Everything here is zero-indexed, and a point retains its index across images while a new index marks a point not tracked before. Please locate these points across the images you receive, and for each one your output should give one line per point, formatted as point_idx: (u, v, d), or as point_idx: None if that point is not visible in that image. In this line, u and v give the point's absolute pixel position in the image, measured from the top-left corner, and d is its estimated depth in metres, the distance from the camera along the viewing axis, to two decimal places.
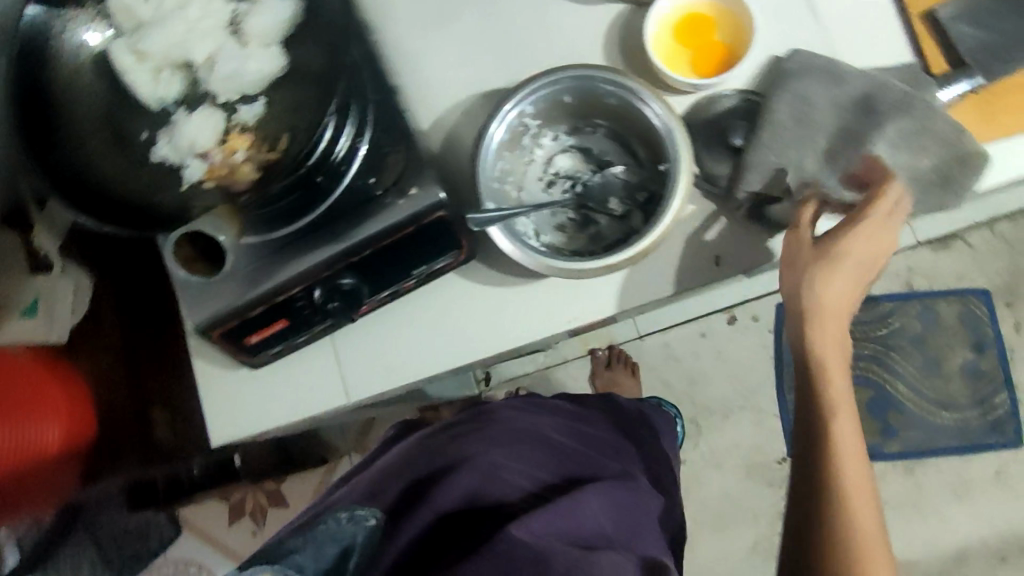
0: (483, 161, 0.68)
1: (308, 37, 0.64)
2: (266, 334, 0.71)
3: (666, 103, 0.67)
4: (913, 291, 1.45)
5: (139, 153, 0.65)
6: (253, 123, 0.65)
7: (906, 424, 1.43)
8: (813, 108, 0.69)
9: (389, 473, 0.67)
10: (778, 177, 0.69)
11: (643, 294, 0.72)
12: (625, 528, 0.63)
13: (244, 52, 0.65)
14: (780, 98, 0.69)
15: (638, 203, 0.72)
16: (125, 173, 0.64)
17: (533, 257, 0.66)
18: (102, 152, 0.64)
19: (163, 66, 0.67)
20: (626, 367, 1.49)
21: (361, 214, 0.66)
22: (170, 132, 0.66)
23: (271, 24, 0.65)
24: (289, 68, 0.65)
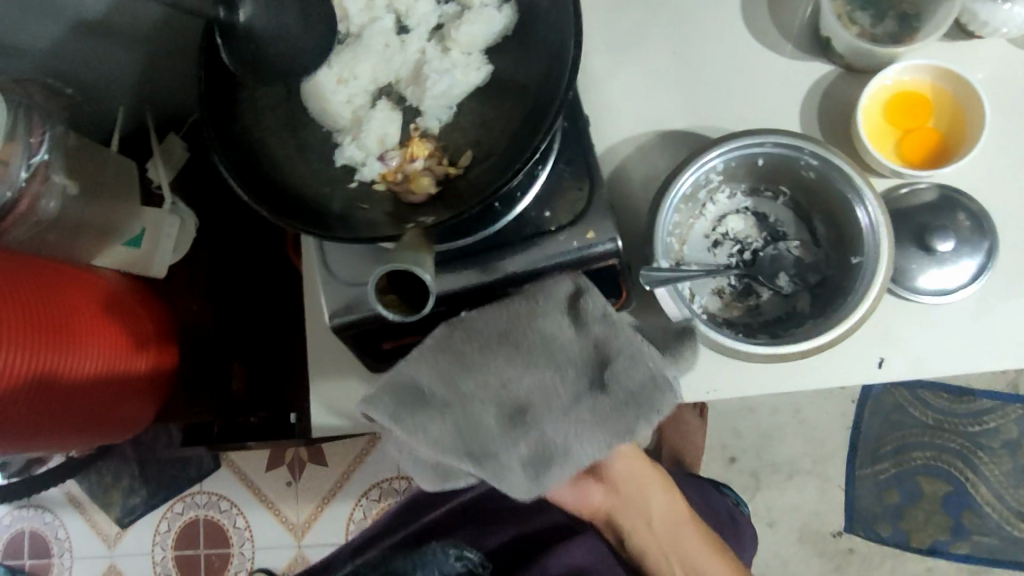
0: (665, 213, 0.64)
1: (516, 55, 0.61)
2: (398, 343, 0.68)
3: (880, 197, 0.61)
4: (1017, 394, 1.39)
5: (313, 141, 0.62)
6: (436, 131, 0.61)
7: (977, 527, 1.39)
8: None
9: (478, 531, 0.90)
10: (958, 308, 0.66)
11: (797, 381, 0.67)
12: None
13: (445, 58, 0.62)
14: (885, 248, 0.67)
15: (808, 285, 0.67)
16: (294, 158, 0.61)
17: (700, 328, 0.61)
18: (275, 132, 0.61)
19: (350, 52, 0.62)
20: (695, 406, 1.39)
21: (529, 245, 0.63)
22: (346, 125, 0.62)
23: (479, 33, 0.61)
24: (488, 83, 0.61)
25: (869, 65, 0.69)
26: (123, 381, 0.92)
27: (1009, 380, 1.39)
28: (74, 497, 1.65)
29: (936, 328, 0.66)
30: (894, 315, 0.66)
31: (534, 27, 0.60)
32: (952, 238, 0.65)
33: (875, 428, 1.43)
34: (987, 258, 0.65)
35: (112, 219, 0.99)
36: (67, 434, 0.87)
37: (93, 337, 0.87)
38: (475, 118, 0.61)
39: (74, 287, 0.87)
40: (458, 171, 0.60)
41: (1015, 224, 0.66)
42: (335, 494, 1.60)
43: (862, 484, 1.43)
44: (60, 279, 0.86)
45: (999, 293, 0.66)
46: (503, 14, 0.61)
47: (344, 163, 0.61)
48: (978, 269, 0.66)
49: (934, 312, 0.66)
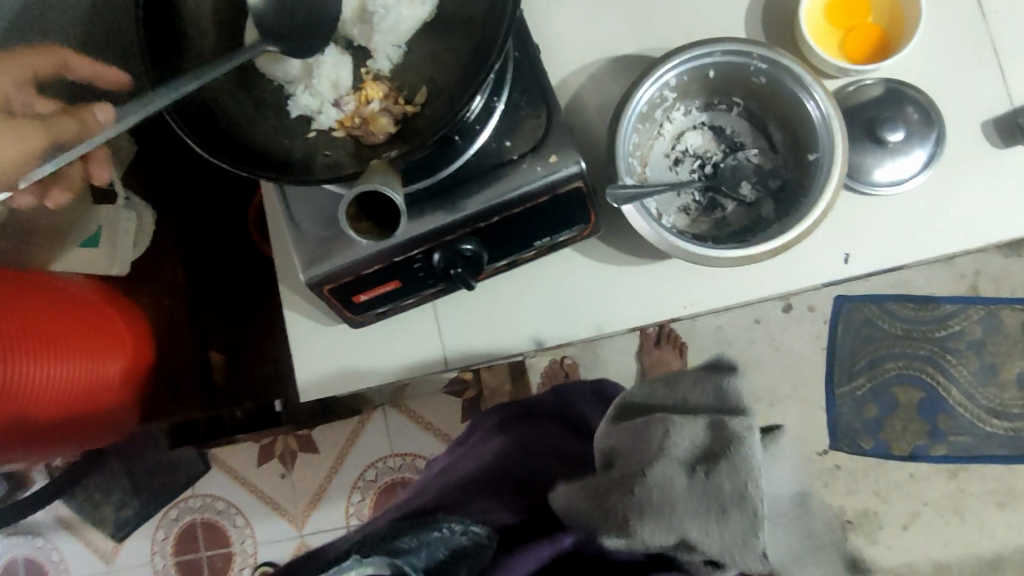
0: (624, 131, 0.64)
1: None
2: (376, 295, 0.68)
3: (829, 92, 0.62)
4: (977, 296, 1.45)
5: (265, 96, 0.61)
6: (389, 70, 0.61)
7: (952, 428, 1.45)
8: None
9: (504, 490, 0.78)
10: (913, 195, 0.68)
11: (767, 285, 0.69)
12: None
13: None
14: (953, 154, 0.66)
15: (770, 191, 0.68)
16: (249, 113, 0.59)
17: (668, 239, 0.62)
18: (223, 87, 0.59)
19: None
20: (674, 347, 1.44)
21: (494, 177, 0.63)
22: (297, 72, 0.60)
23: None
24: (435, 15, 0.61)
25: None
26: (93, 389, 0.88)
27: (969, 284, 1.45)
28: (66, 519, 1.62)
29: (893, 219, 0.68)
30: (852, 210, 0.68)
31: None
32: (901, 128, 0.67)
33: (848, 346, 1.48)
34: (935, 146, 0.68)
35: (67, 220, 0.99)
36: (33, 441, 0.84)
37: (52, 339, 0.82)
38: (427, 55, 0.61)
39: (41, 289, 0.86)
40: (416, 107, 0.60)
41: (961, 109, 0.68)
42: (326, 486, 1.60)
43: (842, 401, 1.48)
44: (25, 282, 0.85)
45: (952, 178, 0.68)
46: None
47: (300, 114, 0.61)
48: (928, 158, 0.68)
49: (891, 203, 0.68)
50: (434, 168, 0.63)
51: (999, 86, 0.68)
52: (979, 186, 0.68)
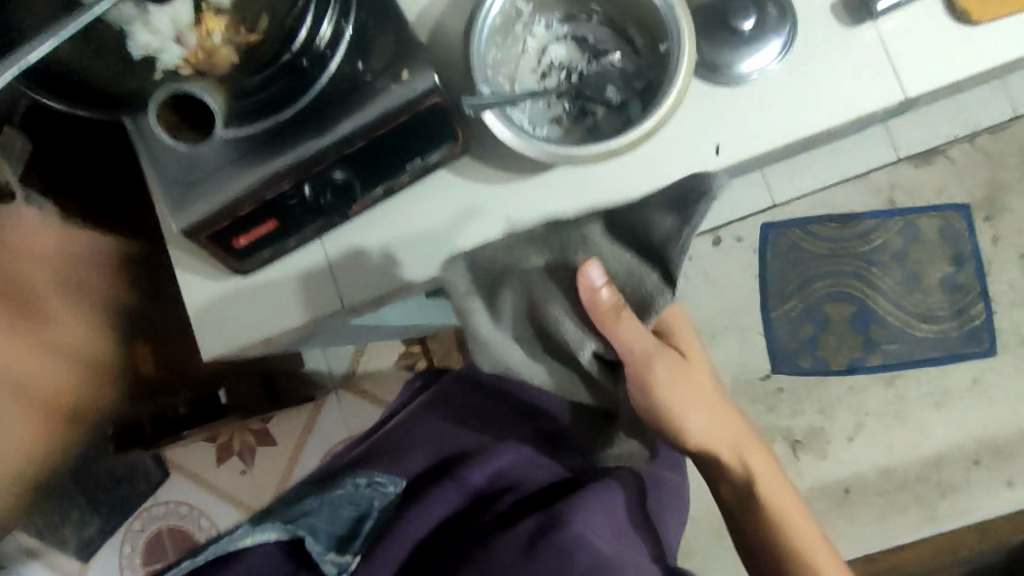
0: (476, 44, 0.65)
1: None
2: (255, 237, 0.68)
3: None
4: (895, 207, 1.49)
5: (109, 43, 0.61)
6: (227, 2, 0.60)
7: (884, 337, 1.49)
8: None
9: (414, 431, 0.84)
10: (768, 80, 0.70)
11: (642, 183, 0.70)
12: (610, 538, 0.69)
13: None
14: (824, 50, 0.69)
15: (636, 91, 0.69)
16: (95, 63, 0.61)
17: (533, 143, 0.64)
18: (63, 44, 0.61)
19: None
20: None
21: (352, 101, 0.63)
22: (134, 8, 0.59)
23: None
24: None
25: None
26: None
27: (885, 197, 1.49)
28: (28, 549, 1.57)
29: (755, 106, 0.70)
30: (711, 102, 0.70)
31: None
32: (752, 16, 0.69)
33: (778, 270, 1.51)
34: (789, 31, 0.69)
35: None
36: None
37: None
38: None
39: None
40: (258, 37, 0.60)
41: None
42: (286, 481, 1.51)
43: (778, 324, 1.51)
44: None
45: (805, 59, 0.70)
46: None
47: (143, 56, 0.61)
48: (784, 44, 0.69)
49: (751, 89, 0.70)
50: (291, 97, 0.62)
51: None
52: (835, 65, 0.69)
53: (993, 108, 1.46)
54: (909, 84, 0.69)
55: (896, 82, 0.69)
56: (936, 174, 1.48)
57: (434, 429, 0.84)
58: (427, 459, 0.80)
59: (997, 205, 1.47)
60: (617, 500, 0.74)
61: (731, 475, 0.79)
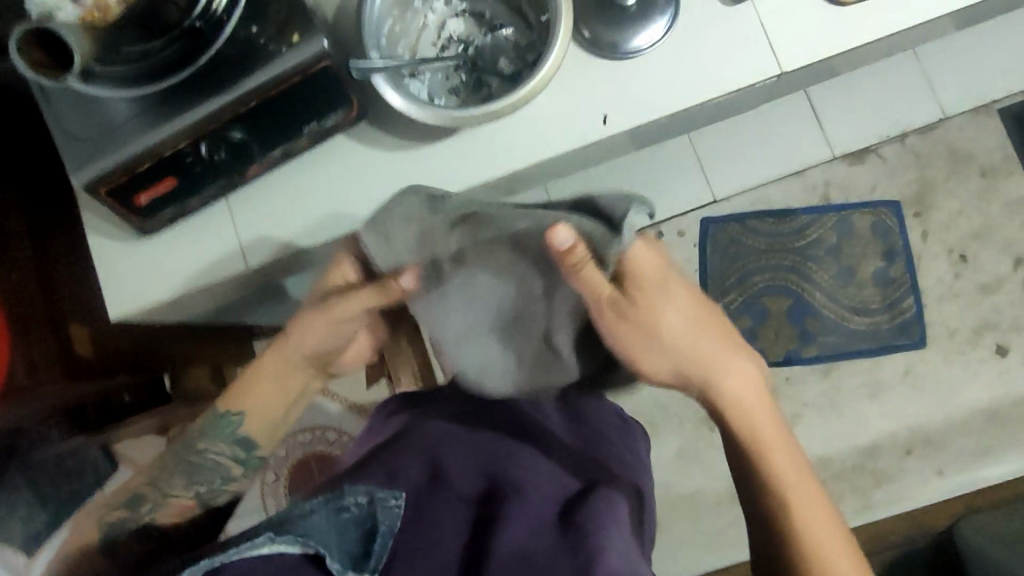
0: (367, 12, 0.67)
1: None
2: (157, 195, 0.71)
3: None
4: (830, 204, 1.54)
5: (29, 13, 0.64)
6: None
7: (820, 329, 1.53)
8: None
9: (413, 442, 0.71)
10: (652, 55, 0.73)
11: (532, 150, 0.73)
12: (630, 549, 0.61)
13: None
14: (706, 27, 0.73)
15: (526, 63, 0.72)
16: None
17: (418, 110, 0.68)
18: None
19: None
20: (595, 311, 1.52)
21: (246, 62, 0.65)
22: None
23: None
24: None
25: None
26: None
27: (821, 194, 1.54)
28: None
29: (640, 78, 0.74)
30: (599, 73, 0.74)
31: None
32: None
33: (717, 264, 1.55)
34: (673, 12, 0.73)
35: None
36: None
37: None
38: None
39: None
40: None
41: None
42: None
43: None
44: None
45: (689, 36, 0.73)
46: None
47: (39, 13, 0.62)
48: (668, 23, 0.73)
49: (637, 62, 0.73)
50: (184, 59, 0.65)
51: None
52: (716, 41, 0.73)
53: (921, 108, 1.52)
54: (783, 60, 0.73)
55: (772, 57, 0.73)
56: (869, 172, 1.53)
57: (435, 439, 0.72)
58: (425, 465, 0.68)
59: (926, 201, 1.52)
60: (623, 510, 0.67)
61: (720, 400, 0.65)
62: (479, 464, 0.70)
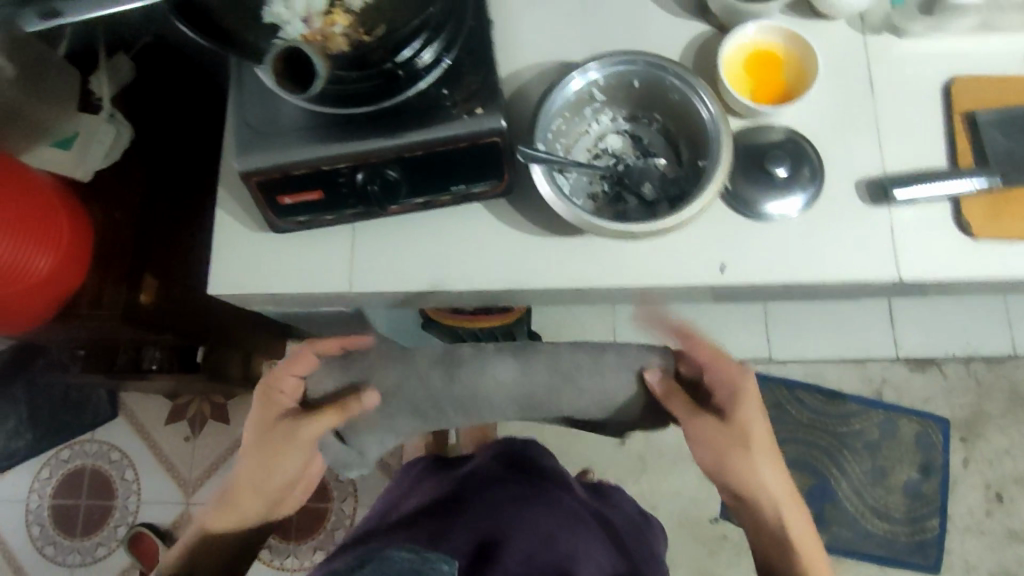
0: (546, 109, 0.74)
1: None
2: (299, 201, 0.75)
3: (720, 105, 0.73)
4: (880, 400, 1.54)
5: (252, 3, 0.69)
6: (358, 8, 0.70)
7: (837, 519, 1.49)
8: (829, 171, 0.78)
9: (468, 516, 0.76)
10: (783, 226, 0.77)
11: (645, 274, 0.77)
12: None
13: None
14: (841, 218, 0.77)
15: (668, 195, 0.77)
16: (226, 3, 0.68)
17: (567, 205, 0.71)
18: None
19: None
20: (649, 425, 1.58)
21: (427, 117, 0.70)
22: None
23: None
24: None
25: (737, 23, 0.81)
26: (18, 274, 1.06)
27: (874, 387, 1.54)
28: None
29: (768, 242, 0.77)
30: (729, 227, 0.77)
31: None
32: (788, 168, 0.77)
33: None
34: (812, 195, 0.77)
35: (45, 118, 1.13)
36: None
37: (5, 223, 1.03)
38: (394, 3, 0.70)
39: (9, 177, 1.05)
40: (371, 39, 0.68)
41: (841, 167, 0.78)
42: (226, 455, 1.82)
43: None
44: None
45: (823, 219, 0.77)
46: None
47: (271, 21, 0.69)
48: (805, 201, 0.77)
49: (768, 226, 0.77)
50: (378, 94, 0.70)
51: (874, 155, 0.78)
52: (846, 232, 0.77)
53: (995, 341, 1.53)
54: (904, 270, 0.76)
55: (895, 264, 0.76)
56: (927, 383, 1.53)
57: (485, 510, 0.77)
58: (477, 536, 0.73)
59: (976, 430, 1.51)
60: None
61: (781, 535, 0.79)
62: (529, 536, 0.73)
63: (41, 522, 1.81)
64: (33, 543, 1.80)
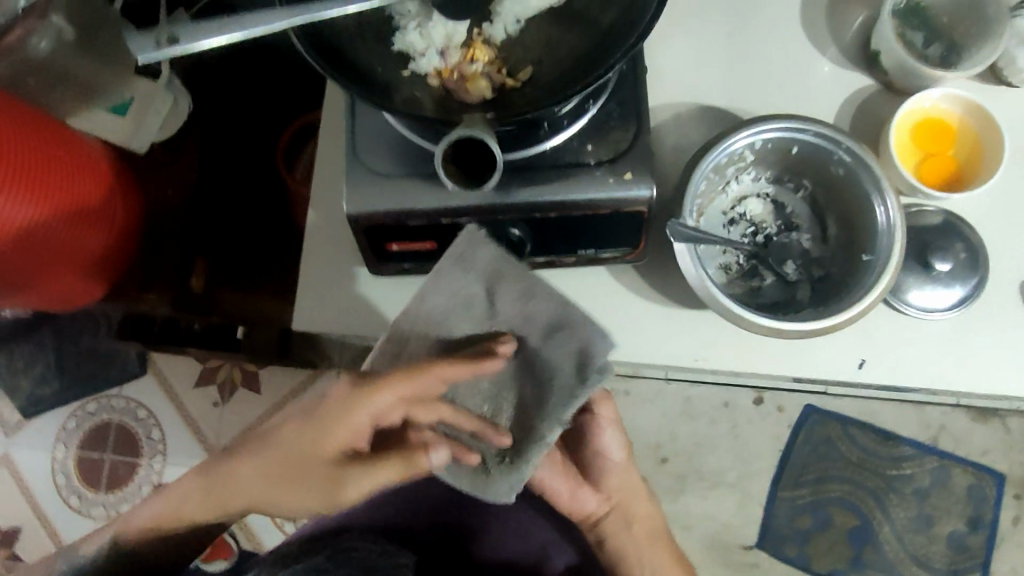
0: (698, 172, 0.66)
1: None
2: (407, 248, 0.68)
3: (900, 203, 0.64)
4: (936, 447, 1.47)
5: (382, 26, 0.61)
6: (501, 43, 0.61)
7: (875, 562, 1.46)
8: (994, 264, 0.70)
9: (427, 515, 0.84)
10: (935, 324, 0.70)
11: (777, 363, 0.70)
12: None
13: None
14: (1001, 321, 0.70)
15: (811, 278, 0.70)
16: (353, 24, 0.60)
17: (712, 291, 0.62)
18: None
19: None
20: (698, 446, 1.51)
21: (566, 174, 0.63)
22: (423, 16, 0.61)
23: None
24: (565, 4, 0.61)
25: (910, 86, 0.72)
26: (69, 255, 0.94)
27: (931, 433, 1.47)
28: None
29: (914, 341, 0.70)
30: (874, 321, 0.70)
31: None
32: (951, 260, 0.69)
33: (801, 455, 1.49)
34: (975, 289, 0.70)
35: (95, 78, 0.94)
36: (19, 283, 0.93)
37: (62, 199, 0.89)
38: (543, 44, 0.61)
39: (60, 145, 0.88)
40: (515, 83, 0.59)
41: (1008, 263, 0.70)
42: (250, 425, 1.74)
43: (780, 504, 1.48)
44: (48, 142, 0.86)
45: (980, 318, 0.70)
46: None
47: (401, 49, 0.61)
48: (963, 297, 0.70)
49: (916, 322, 0.70)
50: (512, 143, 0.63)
51: None
52: (1000, 337, 0.69)
53: None
54: None
55: None
56: (987, 434, 1.47)
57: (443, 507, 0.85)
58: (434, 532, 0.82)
59: None
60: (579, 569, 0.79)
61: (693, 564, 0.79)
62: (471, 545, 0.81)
63: (68, 472, 1.46)
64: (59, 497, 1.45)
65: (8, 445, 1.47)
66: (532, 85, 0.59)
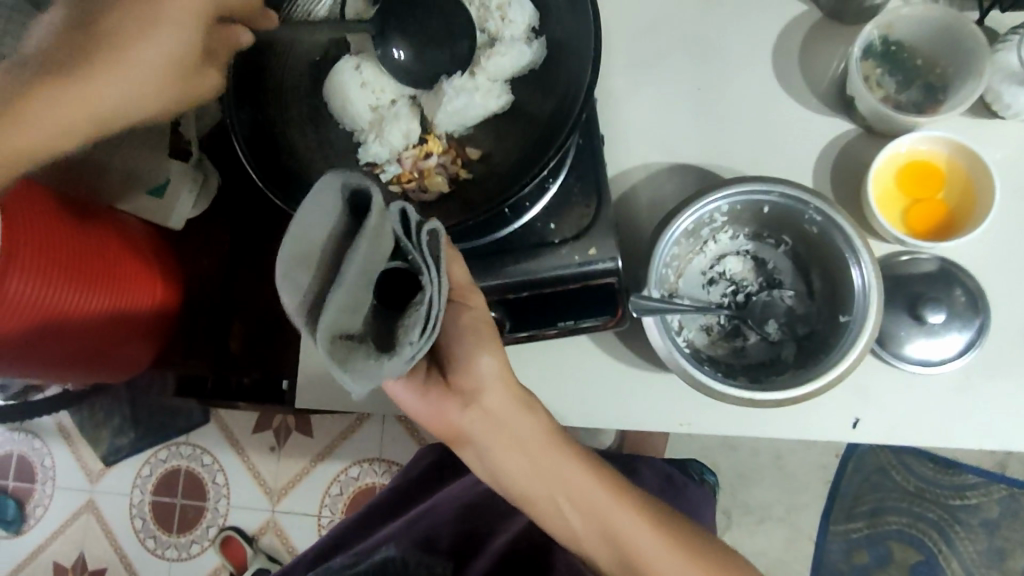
0: (664, 243, 0.65)
1: (535, 90, 0.65)
2: None
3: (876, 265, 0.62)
4: (1004, 474, 1.31)
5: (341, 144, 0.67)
6: (458, 135, 0.67)
7: None
8: (992, 307, 0.67)
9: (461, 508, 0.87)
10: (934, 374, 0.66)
11: (766, 426, 0.69)
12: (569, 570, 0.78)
13: (471, 83, 0.66)
14: (1000, 367, 0.66)
15: (795, 336, 0.68)
16: (314, 152, 0.65)
17: (681, 362, 0.62)
18: (298, 124, 0.65)
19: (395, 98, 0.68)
20: (742, 481, 1.34)
21: (533, 255, 0.64)
22: (377, 129, 0.67)
23: (504, 65, 0.65)
24: (508, 107, 0.66)
25: (890, 129, 0.69)
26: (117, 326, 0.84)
27: (997, 459, 1.32)
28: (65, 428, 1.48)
29: (909, 394, 0.67)
30: (866, 377, 0.67)
31: (557, 58, 0.64)
32: (944, 311, 0.66)
33: (853, 486, 1.33)
34: (977, 334, 0.66)
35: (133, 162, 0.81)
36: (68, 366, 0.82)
37: (103, 279, 0.79)
38: (490, 139, 0.67)
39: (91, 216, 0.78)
40: (468, 172, 0.66)
41: (1006, 306, 0.67)
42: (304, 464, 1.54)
43: (832, 539, 1.33)
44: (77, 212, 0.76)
45: (978, 364, 0.66)
46: (528, 50, 0.65)
47: (367, 160, 0.67)
48: (967, 343, 0.66)
49: (915, 374, 0.66)
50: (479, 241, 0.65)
51: None
52: (1001, 390, 0.66)
53: None
54: None
55: None
56: None
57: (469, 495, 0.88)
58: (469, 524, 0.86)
59: None
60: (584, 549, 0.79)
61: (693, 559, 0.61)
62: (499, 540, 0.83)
63: (145, 516, 1.47)
64: (136, 539, 1.46)
65: (92, 491, 1.47)
66: (485, 174, 0.66)
